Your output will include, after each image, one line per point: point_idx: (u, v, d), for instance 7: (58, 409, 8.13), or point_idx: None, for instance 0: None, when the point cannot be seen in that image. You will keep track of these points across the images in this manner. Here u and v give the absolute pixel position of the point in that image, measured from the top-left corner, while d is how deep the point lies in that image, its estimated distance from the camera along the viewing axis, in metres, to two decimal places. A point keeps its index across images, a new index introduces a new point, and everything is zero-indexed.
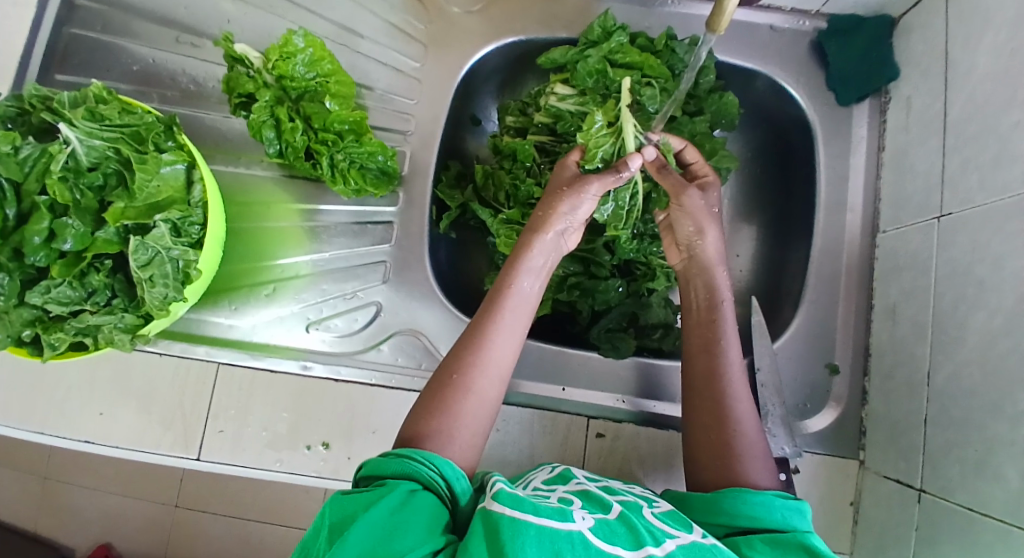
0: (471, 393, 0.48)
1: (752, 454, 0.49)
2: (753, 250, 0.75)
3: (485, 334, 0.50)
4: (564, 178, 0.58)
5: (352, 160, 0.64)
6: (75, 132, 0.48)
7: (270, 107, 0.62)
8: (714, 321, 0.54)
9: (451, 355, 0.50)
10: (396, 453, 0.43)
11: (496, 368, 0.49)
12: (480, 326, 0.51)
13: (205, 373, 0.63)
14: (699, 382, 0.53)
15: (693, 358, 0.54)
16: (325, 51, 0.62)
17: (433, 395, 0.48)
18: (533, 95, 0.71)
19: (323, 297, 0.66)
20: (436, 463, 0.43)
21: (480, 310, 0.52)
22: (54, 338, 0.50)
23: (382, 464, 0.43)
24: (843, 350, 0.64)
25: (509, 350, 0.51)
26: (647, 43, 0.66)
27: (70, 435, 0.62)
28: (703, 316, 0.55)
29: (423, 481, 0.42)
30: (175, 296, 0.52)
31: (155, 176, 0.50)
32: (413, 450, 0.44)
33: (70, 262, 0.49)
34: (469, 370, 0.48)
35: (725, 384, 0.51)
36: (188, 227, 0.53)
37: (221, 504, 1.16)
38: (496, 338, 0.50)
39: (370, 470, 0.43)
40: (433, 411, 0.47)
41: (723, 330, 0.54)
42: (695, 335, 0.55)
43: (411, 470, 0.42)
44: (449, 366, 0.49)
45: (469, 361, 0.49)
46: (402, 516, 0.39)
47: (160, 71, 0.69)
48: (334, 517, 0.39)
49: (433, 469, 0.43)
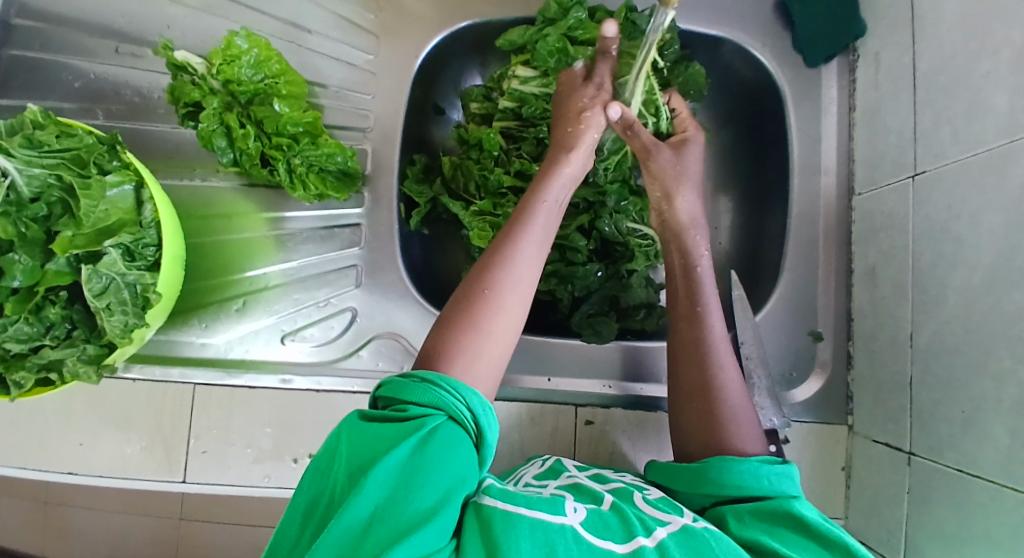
0: (497, 307, 0.46)
1: (736, 419, 0.48)
2: (732, 220, 0.74)
3: (512, 244, 0.49)
4: (579, 99, 0.57)
5: (310, 164, 0.61)
6: (12, 161, 0.45)
7: (219, 114, 0.60)
8: (692, 284, 0.54)
9: (477, 268, 0.49)
10: (422, 378, 0.42)
11: (522, 280, 0.48)
12: (509, 234, 0.50)
13: (183, 394, 0.61)
14: (681, 348, 0.52)
15: (676, 327, 0.53)
16: (270, 50, 0.60)
17: (460, 307, 0.47)
18: (496, 79, 0.70)
19: (296, 307, 0.65)
20: (462, 394, 0.41)
21: (508, 221, 0.51)
22: (17, 377, 0.47)
23: (407, 390, 0.41)
24: (825, 316, 0.63)
25: (534, 264, 0.49)
26: (606, 16, 0.64)
27: (51, 468, 0.61)
28: (683, 283, 0.55)
29: (449, 412, 0.40)
30: (137, 323, 0.49)
31: (101, 201, 0.47)
32: (440, 375, 0.42)
33: (23, 298, 0.47)
34: (496, 282, 0.47)
35: (709, 351, 0.51)
36: (142, 249, 0.50)
37: (223, 515, 1.17)
38: (525, 247, 0.49)
39: (392, 391, 0.42)
40: (461, 324, 0.45)
41: (704, 293, 0.54)
42: (677, 299, 0.55)
43: (438, 400, 0.40)
44: (475, 279, 0.48)
45: (496, 272, 0.47)
46: (421, 461, 0.37)
47: (103, 86, 0.66)
48: (353, 456, 0.38)
49: (459, 399, 0.41)
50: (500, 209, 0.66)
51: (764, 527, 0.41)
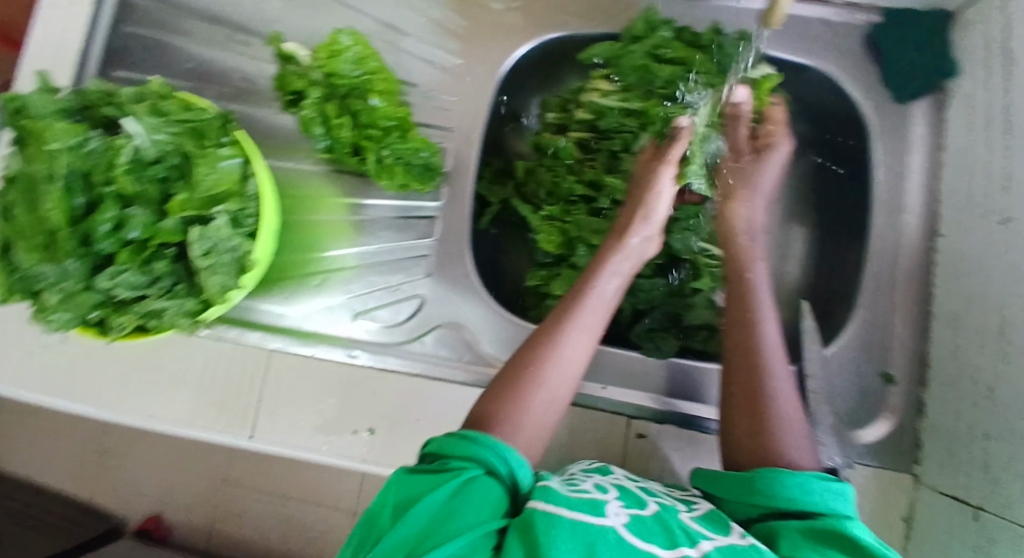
0: (542, 387, 0.49)
1: (785, 426, 0.48)
2: (804, 252, 0.72)
3: (561, 327, 0.52)
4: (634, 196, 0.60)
5: (397, 156, 0.65)
6: (140, 126, 0.49)
7: (319, 104, 0.63)
8: (749, 294, 0.54)
9: (526, 345, 0.52)
10: (462, 435, 0.45)
11: (569, 361, 0.50)
12: (563, 314, 0.53)
13: (261, 355, 0.66)
14: (733, 355, 0.52)
15: (729, 333, 0.53)
16: (370, 50, 0.64)
17: (507, 382, 0.49)
18: (574, 91, 0.71)
19: (369, 289, 0.70)
20: (500, 451, 0.44)
21: (561, 303, 0.54)
22: (119, 320, 0.51)
23: (450, 444, 0.45)
24: (898, 358, 0.63)
25: (581, 348, 0.51)
26: (694, 37, 0.65)
27: (129, 414, 0.65)
28: (737, 291, 0.55)
29: (487, 466, 0.43)
30: (232, 285, 0.53)
31: (214, 169, 0.52)
32: (480, 434, 0.45)
33: (136, 250, 0.50)
34: (544, 363, 0.50)
35: (762, 359, 0.51)
36: (244, 218, 0.54)
37: (267, 482, 1.40)
38: (575, 327, 0.52)
39: (436, 448, 0.45)
40: (507, 397, 0.48)
41: (761, 299, 0.54)
42: (734, 303, 0.55)
43: (476, 454, 0.43)
44: (524, 357, 0.51)
45: (543, 354, 0.50)
46: (458, 502, 0.40)
47: (214, 69, 0.72)
48: (398, 496, 0.41)
49: (496, 455, 0.44)
50: (569, 217, 0.68)
51: (811, 544, 0.41)
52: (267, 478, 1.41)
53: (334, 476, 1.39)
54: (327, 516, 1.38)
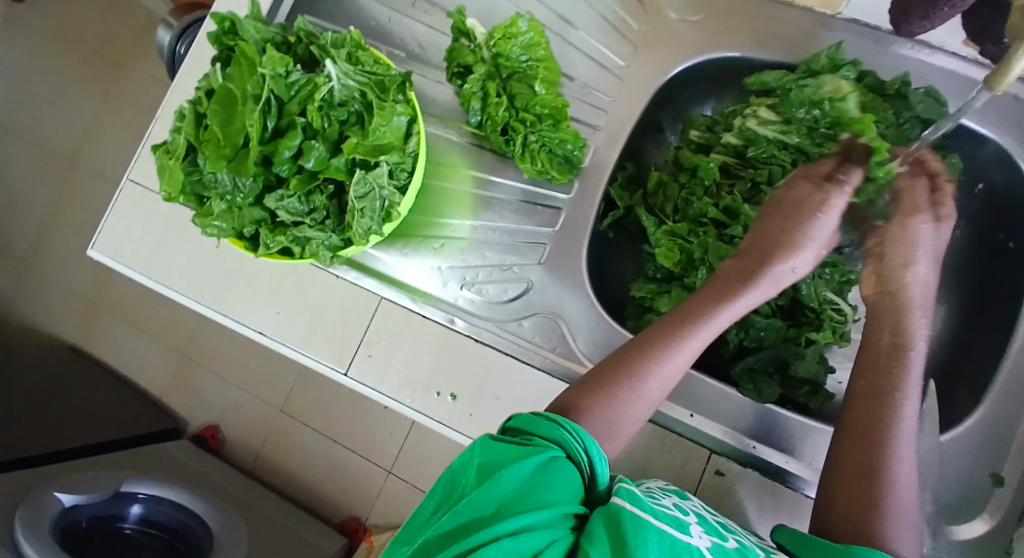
0: (634, 393, 0.50)
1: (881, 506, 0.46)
2: (936, 330, 0.69)
3: (665, 344, 0.51)
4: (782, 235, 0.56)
5: (543, 143, 0.67)
6: (336, 69, 0.53)
7: (483, 81, 0.67)
8: (894, 366, 0.52)
9: (626, 349, 0.52)
10: (548, 417, 0.45)
11: (664, 376, 0.51)
12: (674, 333, 0.52)
13: (369, 303, 0.70)
14: (856, 424, 0.50)
15: (856, 403, 0.52)
16: (542, 37, 0.65)
17: (601, 378, 0.50)
18: (726, 114, 0.71)
19: (482, 263, 0.71)
20: (584, 440, 0.44)
21: (672, 318, 0.53)
22: (273, 240, 0.56)
23: (534, 422, 0.45)
24: (1016, 461, 0.58)
25: (679, 367, 0.51)
26: (876, 83, 0.64)
27: (249, 325, 0.71)
28: (880, 360, 0.53)
29: (568, 452, 0.43)
30: (376, 231, 0.56)
31: (388, 123, 0.55)
32: (565, 419, 0.45)
33: (304, 179, 0.54)
34: (640, 371, 0.50)
35: (886, 437, 0.48)
36: (399, 172, 0.58)
37: (316, 422, 1.48)
38: (682, 350, 0.51)
39: (520, 423, 0.45)
40: (597, 392, 0.49)
41: (905, 380, 0.51)
42: (868, 376, 0.53)
43: (561, 438, 0.44)
44: (623, 361, 0.51)
45: (642, 363, 0.51)
46: (543, 479, 0.40)
47: (392, 30, 0.76)
48: (483, 459, 0.42)
49: (579, 443, 0.44)
50: (694, 237, 0.67)
51: None
52: (322, 417, 1.48)
53: (382, 431, 1.43)
54: (366, 468, 1.43)
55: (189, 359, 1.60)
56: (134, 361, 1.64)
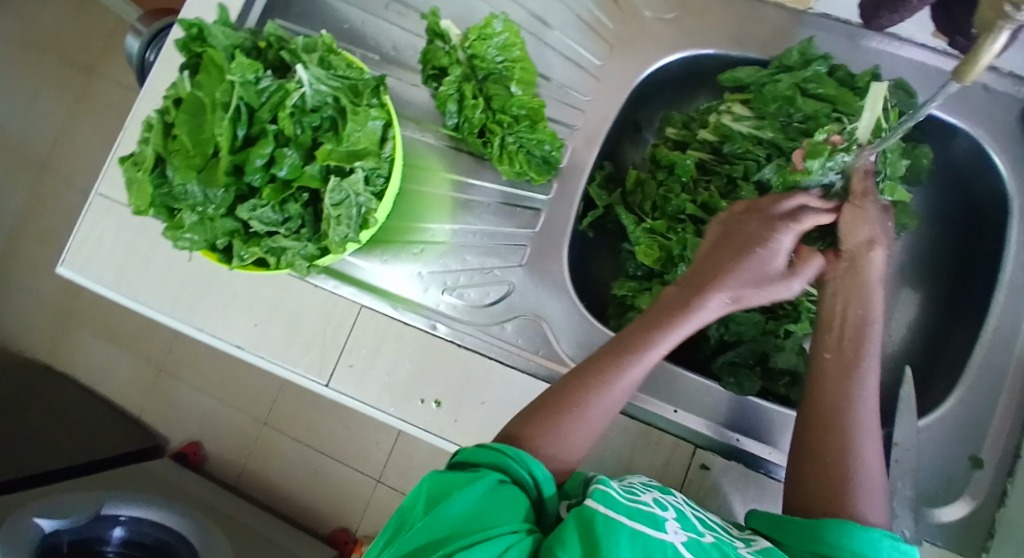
0: (578, 422, 0.50)
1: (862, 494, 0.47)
2: (910, 318, 0.71)
3: (609, 371, 0.52)
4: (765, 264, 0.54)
5: (520, 144, 0.67)
6: (308, 75, 0.52)
7: (458, 83, 0.66)
8: (859, 343, 0.52)
9: (571, 376, 0.53)
10: (491, 446, 0.47)
11: (608, 403, 0.51)
12: (610, 365, 0.52)
13: (350, 311, 0.69)
14: (818, 405, 0.50)
15: (813, 384, 0.52)
16: (517, 38, 0.65)
17: (548, 406, 0.51)
18: (701, 111, 0.72)
19: (463, 267, 0.70)
20: (527, 463, 0.45)
21: (619, 343, 0.53)
22: (247, 251, 0.54)
23: (478, 453, 0.46)
24: (991, 445, 0.59)
25: (624, 392, 0.52)
26: (847, 76, 0.64)
27: (225, 338, 0.69)
28: (845, 340, 0.53)
29: (513, 476, 0.45)
30: (353, 239, 0.55)
31: (362, 127, 0.54)
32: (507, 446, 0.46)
33: (278, 188, 0.53)
34: (585, 401, 0.51)
35: (852, 414, 0.49)
36: (375, 177, 0.57)
37: (296, 432, 1.46)
38: (621, 382, 0.51)
39: (464, 457, 0.46)
40: (542, 422, 0.50)
41: (866, 355, 0.52)
42: (834, 350, 0.53)
43: (504, 464, 0.45)
44: (568, 389, 0.52)
45: (587, 391, 0.51)
46: (490, 502, 0.41)
47: (365, 33, 0.75)
48: (430, 489, 0.43)
49: (522, 466, 0.45)
50: (672, 234, 0.67)
51: None
52: (305, 426, 1.46)
53: (367, 438, 1.42)
54: (352, 476, 1.42)
55: (166, 373, 1.56)
56: (109, 376, 1.60)
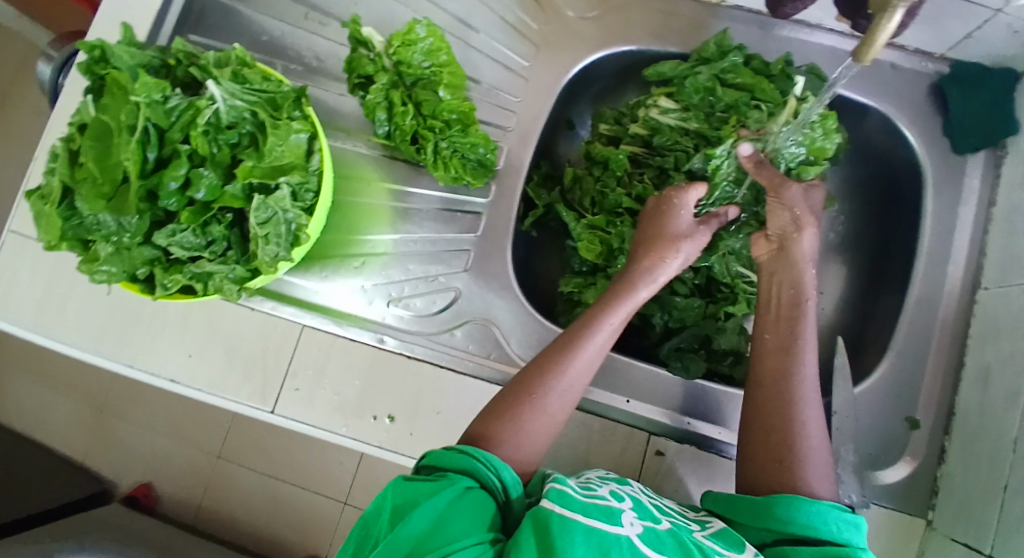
0: (541, 413, 0.50)
1: (812, 464, 0.48)
2: (841, 290, 0.74)
3: (565, 358, 0.52)
4: (675, 229, 0.59)
5: (454, 149, 0.66)
6: (220, 90, 0.50)
7: (386, 90, 0.64)
8: (795, 320, 0.54)
9: (527, 371, 0.53)
10: (460, 449, 0.46)
11: (569, 390, 0.52)
12: (566, 344, 0.53)
13: (290, 333, 0.66)
14: (767, 381, 0.52)
15: (760, 363, 0.53)
16: (443, 42, 0.64)
17: (507, 404, 0.50)
18: (631, 106, 0.73)
19: (406, 276, 0.69)
20: (496, 467, 0.44)
21: (569, 331, 0.54)
22: (169, 279, 0.52)
23: (447, 458, 0.45)
24: (925, 405, 0.62)
25: (584, 376, 0.53)
26: (762, 65, 0.66)
27: (158, 372, 0.66)
28: (785, 320, 0.55)
29: (481, 481, 0.44)
30: (284, 256, 0.53)
31: (284, 141, 0.52)
32: (477, 449, 0.46)
33: (197, 211, 0.50)
34: (546, 391, 0.51)
35: (792, 385, 0.51)
36: (304, 193, 0.56)
37: (254, 462, 1.41)
38: (574, 371, 0.52)
39: (432, 460, 0.46)
40: (504, 420, 0.49)
41: (800, 332, 0.53)
42: (785, 332, 0.54)
43: (472, 468, 0.44)
44: (526, 382, 0.51)
45: (547, 381, 0.51)
46: (456, 510, 0.40)
47: (285, 44, 0.72)
48: (397, 499, 0.41)
49: (492, 472, 0.44)
50: (612, 228, 0.67)
51: None
52: (263, 454, 1.41)
53: (330, 460, 1.38)
54: (317, 501, 1.37)
55: (106, 413, 1.47)
56: (44, 422, 1.50)
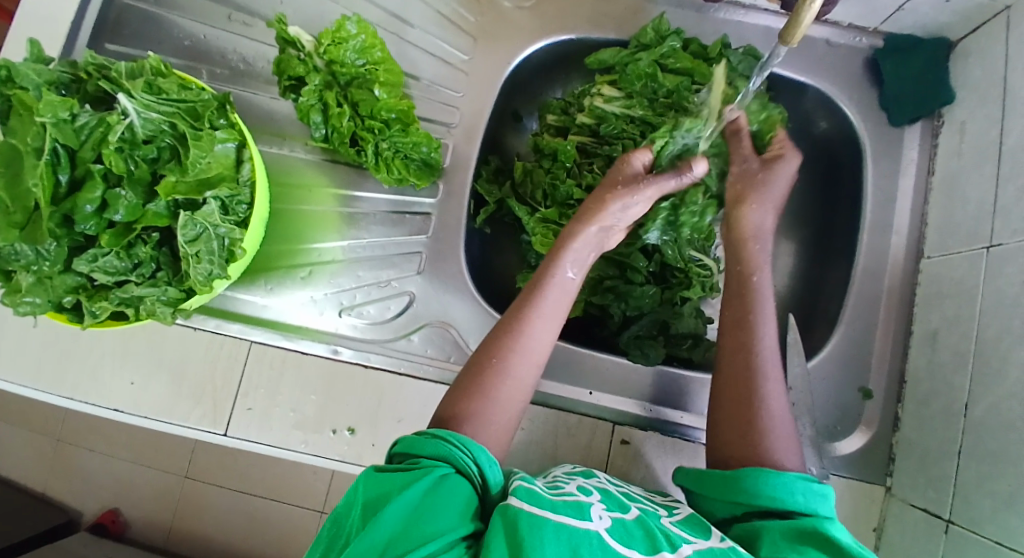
0: (503, 385, 0.48)
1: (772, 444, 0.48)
2: (791, 265, 0.75)
3: (522, 323, 0.51)
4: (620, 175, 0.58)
5: (396, 149, 0.64)
6: (133, 103, 0.47)
7: (319, 91, 0.62)
8: (749, 293, 0.55)
9: (486, 343, 0.51)
10: (432, 433, 0.44)
11: (530, 357, 0.50)
12: (535, 286, 0.53)
13: (238, 351, 0.63)
14: (727, 356, 0.52)
15: (724, 332, 0.54)
16: (376, 38, 0.62)
17: (468, 382, 0.49)
18: (576, 95, 0.71)
19: (358, 283, 0.67)
20: (471, 448, 0.43)
21: (523, 296, 0.53)
22: (96, 307, 0.49)
23: (419, 443, 0.43)
24: (877, 374, 0.63)
25: (544, 342, 0.51)
26: (700, 49, 0.66)
27: (100, 403, 0.62)
28: (739, 291, 0.56)
29: (457, 465, 0.42)
30: (219, 274, 0.51)
31: (208, 153, 0.49)
32: (450, 432, 0.44)
33: (119, 233, 0.48)
34: (506, 358, 0.49)
35: (755, 358, 0.51)
36: (235, 205, 0.53)
37: (224, 480, 1.36)
38: (531, 338, 0.50)
39: (405, 447, 0.44)
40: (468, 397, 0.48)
41: (760, 303, 0.54)
42: (729, 308, 0.55)
43: (447, 453, 0.43)
44: (483, 354, 0.50)
45: (506, 349, 0.50)
46: (431, 501, 0.39)
47: (210, 48, 0.69)
48: (367, 494, 0.40)
49: (467, 454, 0.43)
50: (565, 220, 0.67)
51: (796, 545, 0.41)
52: (232, 472, 1.37)
53: (303, 472, 1.35)
54: (293, 514, 1.35)
55: (63, 442, 1.41)
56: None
